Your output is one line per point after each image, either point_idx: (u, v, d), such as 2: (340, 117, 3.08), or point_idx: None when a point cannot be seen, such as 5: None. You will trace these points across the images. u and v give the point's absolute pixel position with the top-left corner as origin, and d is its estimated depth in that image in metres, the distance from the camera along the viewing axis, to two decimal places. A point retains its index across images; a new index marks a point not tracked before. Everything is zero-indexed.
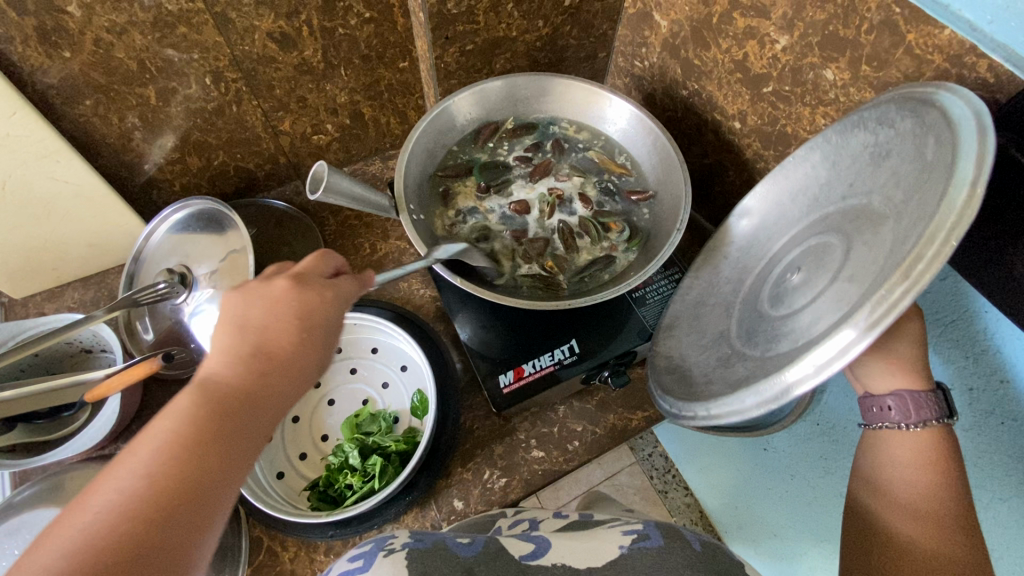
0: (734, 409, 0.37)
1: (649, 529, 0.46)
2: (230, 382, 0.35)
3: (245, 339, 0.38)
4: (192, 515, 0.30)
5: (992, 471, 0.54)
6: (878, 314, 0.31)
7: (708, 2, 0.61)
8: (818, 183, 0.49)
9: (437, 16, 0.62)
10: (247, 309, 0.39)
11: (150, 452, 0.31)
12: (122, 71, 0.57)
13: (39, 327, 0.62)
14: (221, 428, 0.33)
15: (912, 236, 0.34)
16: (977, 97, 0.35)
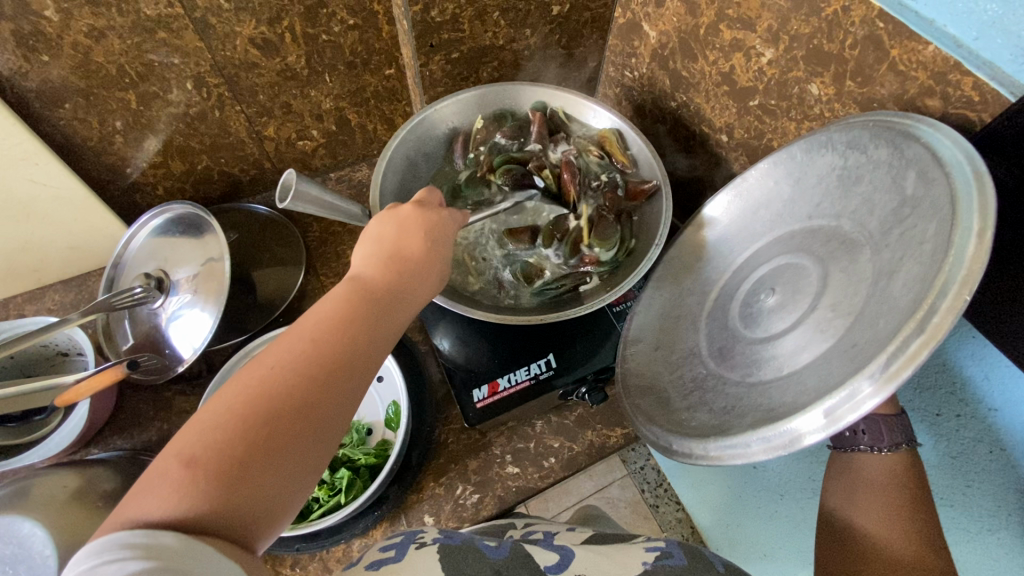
0: (736, 451, 0.35)
1: (672, 546, 0.44)
2: (375, 278, 0.41)
3: (383, 247, 0.43)
4: (350, 380, 0.35)
5: (979, 502, 0.52)
6: (894, 366, 0.29)
7: (695, 13, 0.60)
8: (780, 199, 0.48)
9: (421, 24, 0.62)
10: (382, 227, 0.45)
11: (314, 323, 0.36)
12: (102, 75, 0.57)
13: (16, 330, 0.62)
14: (370, 312, 0.38)
15: (910, 279, 0.32)
16: (963, 137, 0.35)
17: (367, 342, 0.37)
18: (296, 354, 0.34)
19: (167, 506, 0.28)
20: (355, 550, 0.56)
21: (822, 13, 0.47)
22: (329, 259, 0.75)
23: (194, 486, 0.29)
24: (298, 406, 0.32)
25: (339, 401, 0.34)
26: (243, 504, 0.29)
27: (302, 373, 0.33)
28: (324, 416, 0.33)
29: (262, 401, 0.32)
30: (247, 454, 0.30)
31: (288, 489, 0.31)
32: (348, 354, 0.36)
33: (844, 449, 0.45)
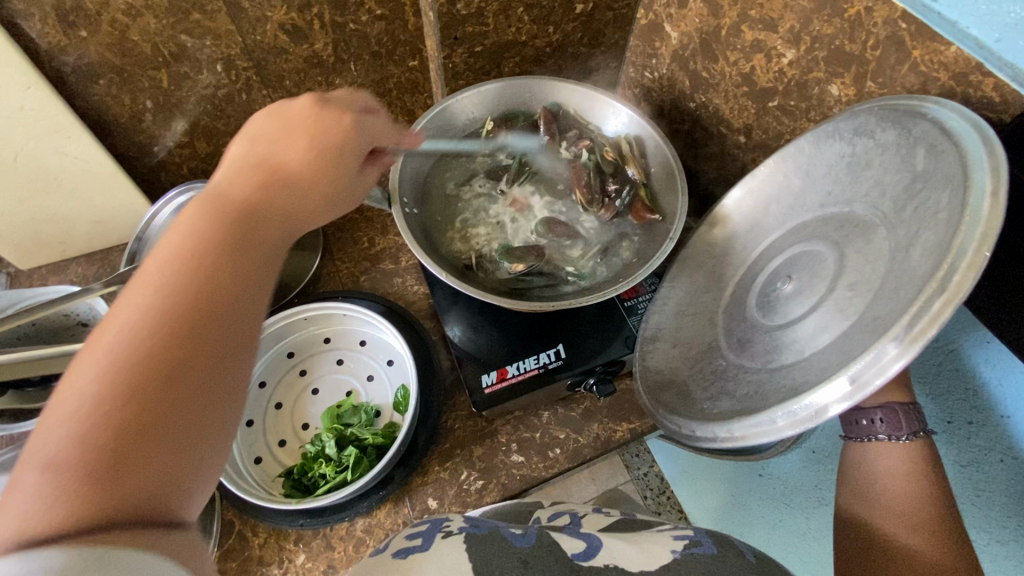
0: (763, 430, 0.35)
1: (702, 536, 0.43)
2: (238, 194, 0.36)
3: (257, 158, 0.38)
4: (222, 314, 0.30)
5: (990, 512, 0.51)
6: (918, 326, 0.29)
7: (718, 14, 0.61)
8: (791, 191, 0.49)
9: (447, 16, 0.63)
10: (253, 129, 0.40)
11: (171, 255, 0.30)
12: (136, 54, 0.59)
13: (39, 297, 0.64)
14: (242, 228, 0.34)
15: (926, 249, 0.33)
16: (969, 110, 0.36)
17: (238, 262, 0.32)
18: (152, 296, 0.28)
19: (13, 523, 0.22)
20: (358, 530, 0.57)
21: (845, 14, 0.48)
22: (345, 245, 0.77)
23: (59, 490, 0.23)
24: (165, 356, 0.27)
25: (224, 335, 0.29)
26: (136, 480, 0.24)
27: (159, 319, 0.28)
28: (204, 364, 0.28)
29: (113, 368, 0.26)
30: (113, 430, 0.25)
31: (176, 463, 0.26)
32: (218, 280, 0.31)
33: (860, 439, 0.45)
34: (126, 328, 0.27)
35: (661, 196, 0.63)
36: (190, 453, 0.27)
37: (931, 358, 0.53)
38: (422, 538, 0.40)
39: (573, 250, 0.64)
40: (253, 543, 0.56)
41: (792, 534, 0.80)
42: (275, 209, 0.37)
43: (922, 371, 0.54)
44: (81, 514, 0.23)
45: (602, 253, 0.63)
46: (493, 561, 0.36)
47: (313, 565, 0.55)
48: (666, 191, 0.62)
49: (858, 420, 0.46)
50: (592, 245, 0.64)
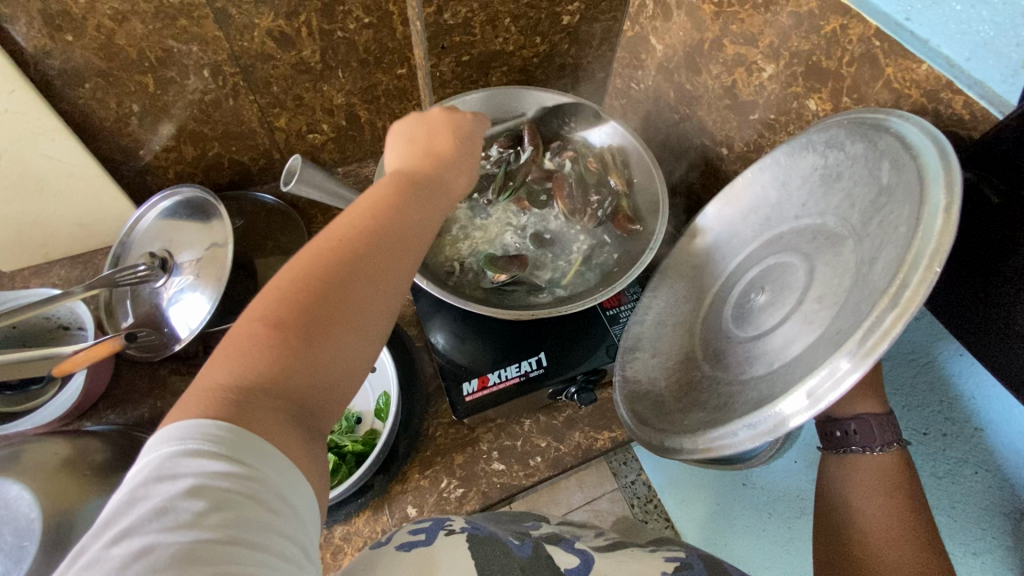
0: (727, 442, 0.35)
1: (692, 559, 0.43)
2: (419, 167, 0.44)
3: (421, 135, 0.46)
4: (394, 257, 0.37)
5: (965, 524, 0.52)
6: (870, 341, 0.30)
7: (701, 28, 0.62)
8: (768, 203, 0.49)
9: (434, 25, 0.64)
10: (421, 118, 0.48)
11: (364, 200, 0.38)
12: (123, 58, 0.59)
13: (20, 299, 0.64)
14: (430, 198, 0.42)
15: (885, 262, 0.33)
16: (933, 125, 0.36)
17: (420, 220, 0.40)
18: (354, 228, 0.36)
19: (229, 366, 0.30)
20: (337, 537, 0.56)
21: (822, 31, 0.49)
22: None
23: (272, 346, 0.31)
24: (352, 274, 0.34)
25: (395, 271, 0.37)
26: (319, 360, 0.32)
27: (353, 244, 0.35)
28: (374, 293, 0.35)
29: (319, 271, 0.34)
30: (310, 320, 0.32)
31: (339, 362, 0.33)
32: (401, 227, 0.38)
33: (836, 452, 0.46)
34: (331, 244, 0.35)
35: (643, 204, 0.63)
36: (350, 359, 0.34)
37: (906, 370, 0.53)
38: (426, 532, 0.40)
39: (556, 258, 0.64)
40: None
41: (775, 545, 0.80)
42: (450, 188, 0.44)
43: (898, 383, 0.54)
44: (272, 378, 0.30)
45: (584, 262, 0.63)
46: (494, 564, 0.36)
47: None
48: (648, 199, 0.63)
49: (832, 432, 0.46)
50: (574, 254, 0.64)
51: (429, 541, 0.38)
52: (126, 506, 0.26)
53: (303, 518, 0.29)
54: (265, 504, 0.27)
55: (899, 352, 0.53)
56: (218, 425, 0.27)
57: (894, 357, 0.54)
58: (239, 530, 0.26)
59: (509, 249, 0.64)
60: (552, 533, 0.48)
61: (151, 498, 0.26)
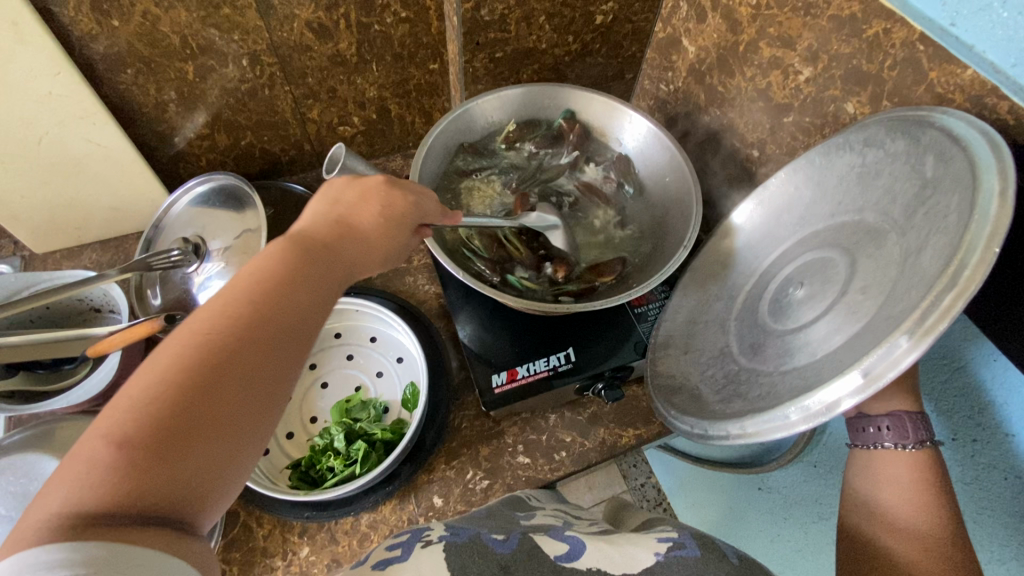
0: (776, 425, 0.35)
1: (685, 538, 0.42)
2: (320, 241, 0.41)
3: (335, 208, 0.44)
4: (274, 344, 0.34)
5: (991, 530, 0.52)
6: (930, 320, 0.30)
7: (736, 30, 0.62)
8: (802, 203, 0.50)
9: (471, 21, 0.64)
10: (339, 192, 0.45)
11: (238, 284, 0.35)
12: (165, 45, 0.60)
13: (54, 280, 0.64)
14: (322, 272, 0.39)
15: (936, 249, 0.33)
16: (977, 119, 0.37)
17: (307, 300, 0.37)
18: (226, 318, 0.33)
19: (68, 488, 0.27)
20: (363, 524, 0.57)
21: (864, 34, 0.49)
22: None
23: (116, 468, 0.27)
24: (215, 377, 0.31)
25: (270, 367, 0.34)
26: (178, 474, 0.28)
27: (221, 339, 0.32)
28: (252, 385, 0.32)
29: (178, 371, 0.30)
30: (168, 427, 0.29)
31: (209, 469, 0.30)
32: (283, 312, 0.35)
33: (866, 447, 0.46)
34: (194, 339, 0.32)
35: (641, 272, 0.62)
36: (222, 460, 0.30)
37: (938, 375, 0.53)
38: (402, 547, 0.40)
39: (526, 268, 0.63)
40: (257, 534, 0.56)
41: (791, 551, 0.79)
42: (346, 261, 0.42)
43: (930, 388, 0.55)
44: (126, 499, 0.27)
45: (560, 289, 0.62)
46: (471, 568, 0.37)
47: (316, 558, 0.55)
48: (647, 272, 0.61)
49: (865, 429, 0.46)
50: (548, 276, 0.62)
51: (405, 554, 0.38)
52: None
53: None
54: None
55: (932, 356, 0.53)
56: (60, 549, 0.25)
57: (926, 361, 0.54)
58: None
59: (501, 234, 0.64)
60: (544, 523, 0.48)
61: None
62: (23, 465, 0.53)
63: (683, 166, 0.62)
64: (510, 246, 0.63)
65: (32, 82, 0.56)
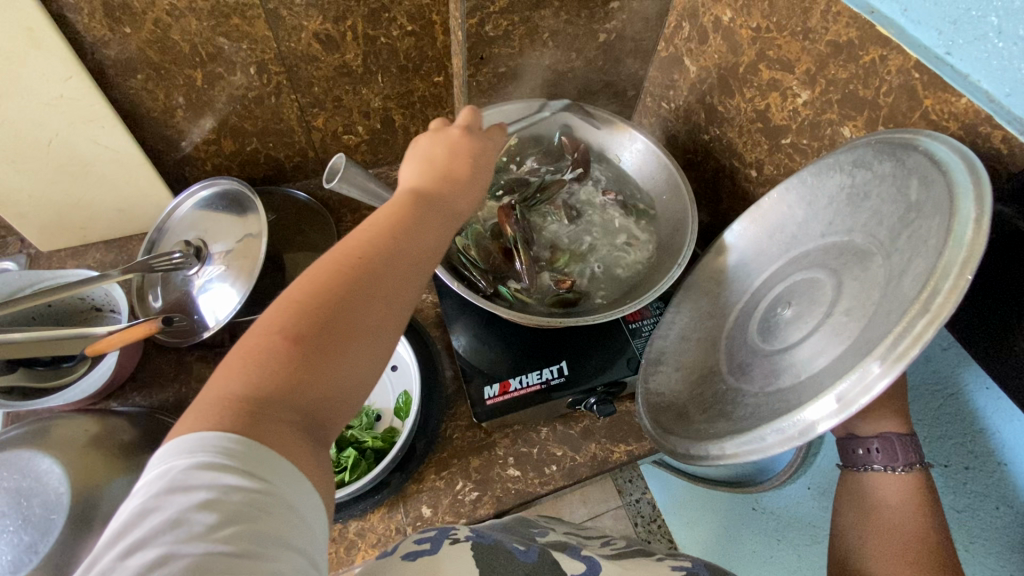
0: (755, 446, 0.35)
1: (699, 568, 0.43)
2: (433, 189, 0.43)
3: (437, 160, 0.45)
4: (406, 274, 0.37)
5: (982, 559, 0.51)
6: (903, 346, 0.30)
7: (736, 51, 0.63)
8: (794, 222, 0.50)
9: (475, 37, 0.65)
10: (433, 147, 0.46)
11: (371, 221, 0.38)
12: (175, 52, 0.61)
13: (57, 279, 0.65)
14: (443, 215, 0.42)
15: (914, 274, 0.34)
16: (960, 144, 0.37)
17: (432, 238, 0.40)
18: (367, 241, 0.36)
19: (243, 376, 0.29)
20: (351, 532, 0.57)
21: (860, 61, 0.49)
22: None
23: (279, 366, 0.30)
24: (354, 297, 0.34)
25: (396, 299, 0.36)
26: (323, 382, 0.31)
27: (364, 258, 0.35)
28: (385, 303, 0.35)
29: (329, 282, 0.33)
30: (320, 337, 0.32)
31: (347, 372, 0.32)
32: (407, 251, 0.37)
33: (855, 468, 0.46)
34: (340, 257, 0.35)
35: (637, 288, 0.62)
36: (361, 371, 0.33)
37: (931, 400, 0.53)
38: (431, 542, 0.40)
39: (519, 278, 0.63)
40: None
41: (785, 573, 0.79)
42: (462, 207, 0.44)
43: (922, 413, 0.54)
44: (282, 396, 0.29)
45: (556, 301, 0.62)
46: (498, 568, 0.38)
47: None
48: (641, 290, 0.60)
49: (855, 450, 0.46)
50: (543, 289, 0.63)
51: (436, 550, 0.39)
52: (140, 516, 0.25)
53: (316, 529, 0.28)
54: (275, 515, 0.26)
55: (924, 381, 0.53)
56: (229, 438, 0.27)
57: (918, 387, 0.54)
58: (252, 543, 0.25)
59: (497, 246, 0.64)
60: (559, 541, 0.48)
61: (164, 509, 0.25)
62: (17, 460, 0.50)
63: (680, 184, 0.63)
64: (507, 258, 0.64)
65: (44, 85, 0.57)
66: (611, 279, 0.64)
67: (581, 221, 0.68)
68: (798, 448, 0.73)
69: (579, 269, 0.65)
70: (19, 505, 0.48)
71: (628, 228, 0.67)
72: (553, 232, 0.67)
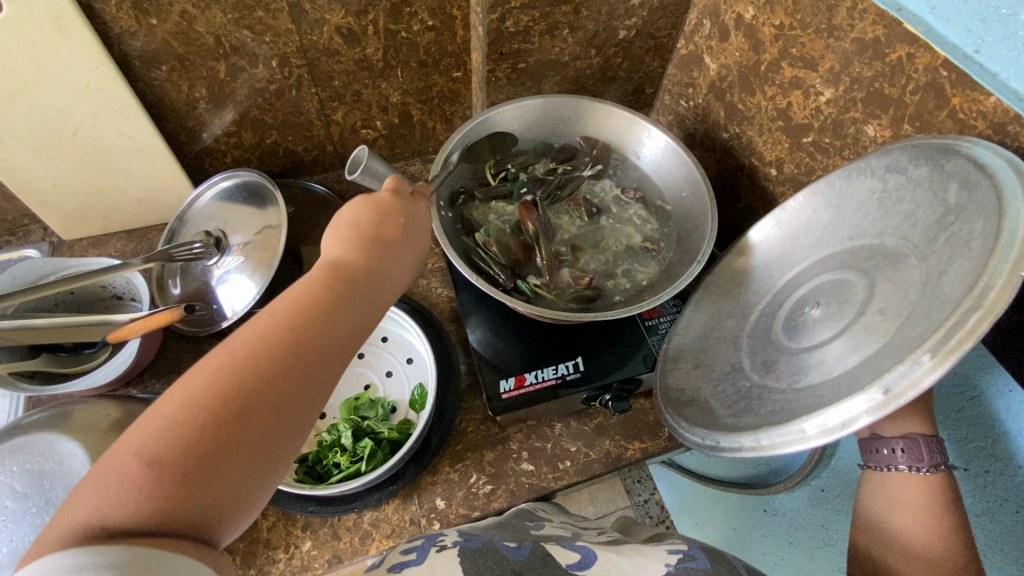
0: (791, 438, 0.35)
1: (696, 550, 0.43)
2: (356, 260, 0.41)
3: (366, 228, 0.43)
4: (311, 381, 0.35)
5: (1001, 565, 0.51)
6: (954, 339, 0.30)
7: (758, 49, 0.63)
8: (820, 226, 0.50)
9: (496, 32, 0.65)
10: (361, 208, 0.44)
11: (278, 307, 0.35)
12: (199, 45, 0.62)
13: (79, 267, 0.66)
14: (363, 299, 0.39)
15: (959, 274, 0.33)
16: (1002, 148, 0.37)
17: (347, 330, 0.37)
18: (267, 347, 0.33)
19: (101, 504, 0.27)
20: (365, 522, 0.57)
21: (886, 58, 0.49)
22: None
23: (149, 490, 0.28)
24: (247, 402, 0.31)
25: (301, 394, 0.34)
26: (204, 501, 0.29)
27: (262, 371, 0.33)
28: (285, 418, 0.33)
29: (216, 402, 0.31)
30: (201, 453, 0.29)
31: (233, 502, 0.30)
32: (317, 340, 0.35)
33: (879, 469, 0.46)
34: (231, 367, 0.32)
35: (656, 285, 0.62)
36: (251, 480, 0.31)
37: (953, 403, 0.53)
38: (417, 551, 0.41)
39: (540, 274, 0.63)
40: (261, 525, 0.56)
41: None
42: (387, 284, 0.42)
43: (944, 415, 0.54)
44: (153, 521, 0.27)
45: (574, 298, 0.62)
46: (484, 567, 0.38)
47: (317, 553, 0.56)
48: (659, 286, 0.61)
49: (879, 450, 0.46)
50: (563, 285, 0.63)
51: (421, 558, 0.39)
52: None
53: None
54: None
55: (946, 384, 0.53)
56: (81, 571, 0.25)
57: (941, 390, 0.54)
58: None
59: (518, 242, 0.64)
60: (554, 534, 0.48)
61: None
62: (41, 443, 0.51)
63: (699, 181, 0.62)
64: (527, 253, 0.64)
65: (70, 75, 0.58)
66: (629, 276, 0.64)
67: (599, 218, 0.68)
68: (813, 450, 0.72)
69: (597, 267, 0.65)
70: (41, 487, 0.49)
71: (646, 226, 0.67)
72: (572, 229, 0.67)
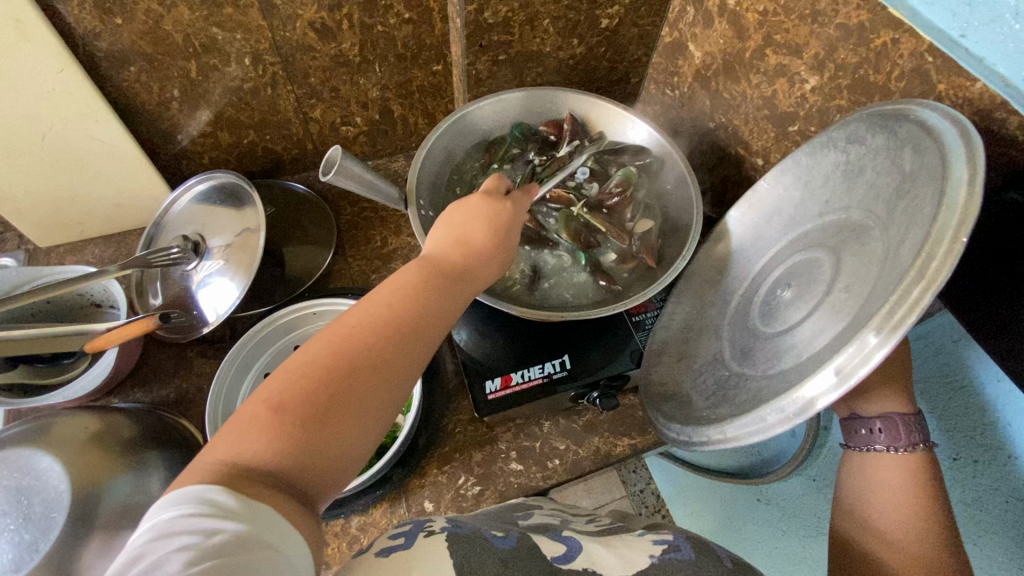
0: (755, 427, 0.35)
1: (680, 540, 0.42)
2: (448, 259, 0.43)
3: (449, 233, 0.45)
4: (409, 369, 0.36)
5: (987, 551, 0.51)
6: (899, 314, 0.30)
7: (743, 36, 0.61)
8: (792, 204, 0.49)
9: (474, 23, 0.63)
10: (451, 216, 0.47)
11: (389, 287, 0.38)
12: (168, 43, 0.60)
13: (54, 275, 0.65)
14: (406, 351, 0.36)
15: (910, 244, 0.33)
16: (953, 110, 0.36)
17: (437, 321, 0.38)
18: (386, 320, 0.36)
19: (254, 431, 0.30)
20: (353, 527, 0.57)
21: (870, 44, 0.48)
22: (357, 243, 0.76)
23: (276, 428, 0.30)
24: (370, 366, 0.34)
25: (405, 363, 0.36)
26: (318, 444, 0.31)
27: (375, 344, 0.35)
28: (392, 377, 0.35)
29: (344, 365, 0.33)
30: (320, 398, 0.32)
31: (348, 449, 0.32)
32: (418, 321, 0.37)
33: (859, 449, 0.45)
34: (374, 323, 0.36)
35: (648, 268, 0.61)
36: (348, 438, 0.32)
37: (944, 393, 0.52)
38: (404, 537, 0.39)
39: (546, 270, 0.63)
40: None
41: (788, 564, 0.77)
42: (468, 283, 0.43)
43: (933, 403, 0.54)
44: (273, 455, 0.30)
45: (570, 294, 0.62)
46: (473, 561, 0.36)
47: None
48: (652, 274, 0.60)
49: (857, 430, 0.46)
50: (557, 270, 0.63)
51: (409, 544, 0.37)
52: None
53: None
54: None
55: (934, 376, 0.53)
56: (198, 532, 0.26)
57: (928, 381, 0.54)
58: None
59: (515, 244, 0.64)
60: (542, 524, 0.47)
61: None
62: (16, 458, 0.48)
63: (683, 172, 0.61)
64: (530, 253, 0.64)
65: (36, 80, 0.56)
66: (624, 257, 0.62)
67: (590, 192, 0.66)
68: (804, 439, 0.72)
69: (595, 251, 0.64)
70: (18, 504, 0.46)
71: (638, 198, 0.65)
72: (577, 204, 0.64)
